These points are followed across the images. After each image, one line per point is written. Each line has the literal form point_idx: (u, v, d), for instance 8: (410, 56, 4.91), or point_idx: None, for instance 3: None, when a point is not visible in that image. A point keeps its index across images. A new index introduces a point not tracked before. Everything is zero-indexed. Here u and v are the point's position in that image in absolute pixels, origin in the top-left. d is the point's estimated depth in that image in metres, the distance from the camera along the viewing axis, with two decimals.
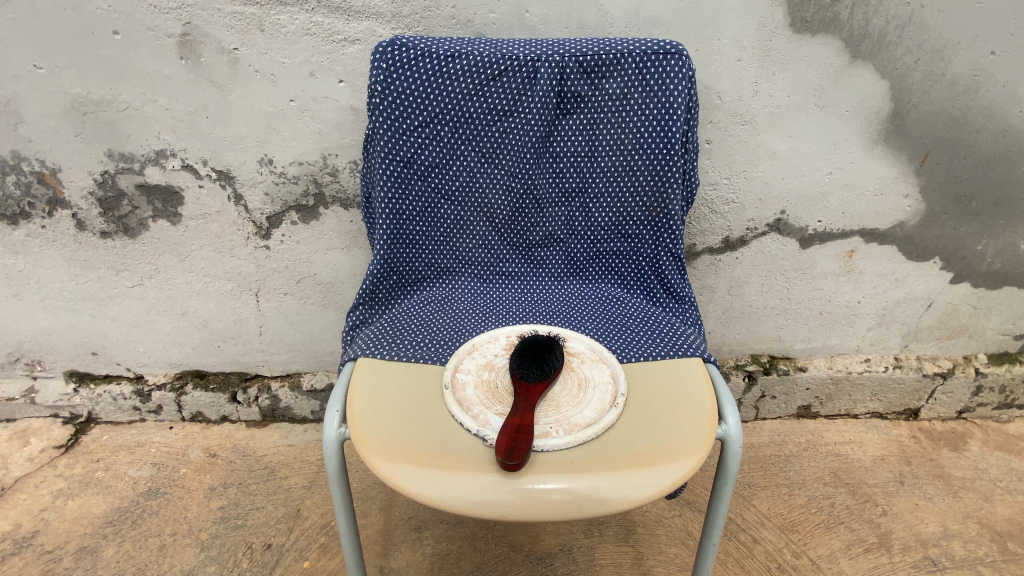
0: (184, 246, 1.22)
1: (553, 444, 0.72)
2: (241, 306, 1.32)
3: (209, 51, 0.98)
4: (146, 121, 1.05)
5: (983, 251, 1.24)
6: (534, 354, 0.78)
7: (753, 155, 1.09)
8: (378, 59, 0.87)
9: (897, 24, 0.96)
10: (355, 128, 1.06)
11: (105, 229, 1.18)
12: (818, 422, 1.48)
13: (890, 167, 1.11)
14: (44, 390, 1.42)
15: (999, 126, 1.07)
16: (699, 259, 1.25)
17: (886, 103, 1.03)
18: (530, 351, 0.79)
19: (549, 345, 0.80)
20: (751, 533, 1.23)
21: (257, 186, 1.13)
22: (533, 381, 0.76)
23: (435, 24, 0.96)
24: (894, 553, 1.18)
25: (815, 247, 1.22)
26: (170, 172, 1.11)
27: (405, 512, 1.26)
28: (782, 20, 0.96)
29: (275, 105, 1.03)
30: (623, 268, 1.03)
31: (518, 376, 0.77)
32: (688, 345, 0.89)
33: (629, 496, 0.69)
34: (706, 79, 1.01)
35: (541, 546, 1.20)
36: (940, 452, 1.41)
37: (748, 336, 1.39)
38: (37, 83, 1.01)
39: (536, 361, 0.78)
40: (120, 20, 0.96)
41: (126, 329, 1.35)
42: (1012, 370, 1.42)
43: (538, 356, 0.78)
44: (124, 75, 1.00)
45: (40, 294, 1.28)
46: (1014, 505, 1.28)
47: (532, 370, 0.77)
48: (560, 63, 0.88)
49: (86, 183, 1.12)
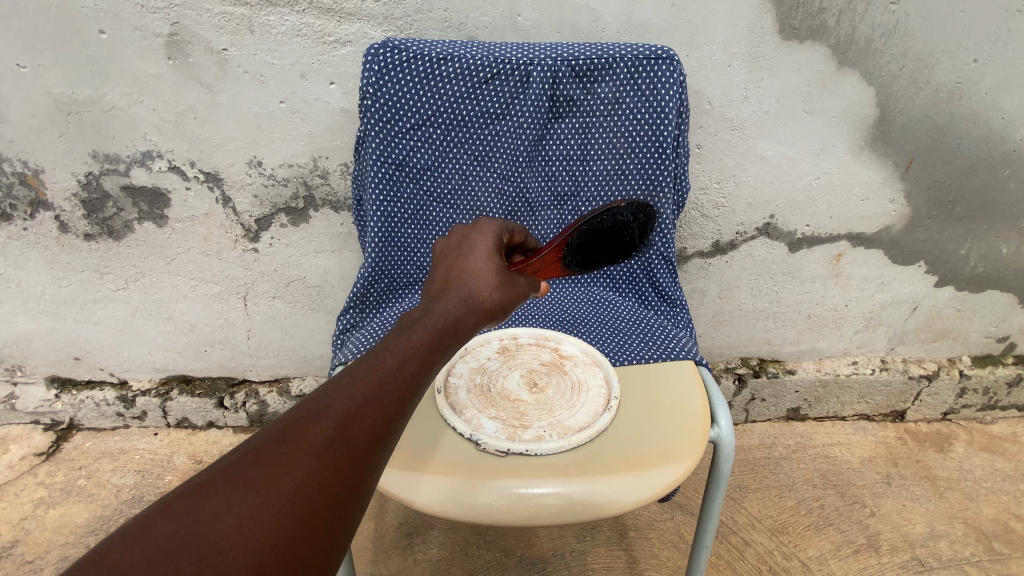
0: (171, 249, 1.20)
1: (547, 447, 0.72)
2: (228, 310, 1.30)
3: (196, 51, 0.97)
4: (132, 121, 1.03)
5: (966, 256, 1.25)
6: (597, 233, 0.72)
7: (742, 160, 1.11)
8: (369, 61, 0.85)
9: (882, 32, 0.97)
10: (347, 130, 1.05)
11: (89, 231, 1.16)
12: (806, 425, 1.50)
13: (876, 172, 1.12)
14: (23, 396, 1.39)
15: (981, 133, 1.07)
16: (690, 263, 1.26)
17: (873, 109, 1.04)
18: (587, 231, 0.71)
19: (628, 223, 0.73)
20: (742, 535, 1.23)
21: (246, 188, 1.12)
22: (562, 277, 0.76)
23: (427, 27, 0.96)
24: (882, 554, 1.19)
25: (804, 251, 1.24)
26: (157, 174, 1.09)
27: (394, 518, 1.25)
28: (771, 27, 0.96)
29: (264, 106, 1.02)
30: (615, 272, 1.05)
31: (558, 243, 0.71)
32: (679, 348, 0.89)
33: (625, 499, 0.68)
34: (696, 84, 1.02)
35: (533, 551, 1.20)
36: (925, 453, 1.43)
37: (738, 339, 1.41)
38: (18, 82, 0.99)
39: (597, 248, 0.73)
40: (106, 19, 0.94)
41: (110, 333, 1.32)
42: (995, 372, 1.44)
43: (612, 244, 0.73)
44: (110, 75, 0.99)
45: (21, 298, 1.25)
46: (999, 505, 1.30)
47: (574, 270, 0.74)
48: (552, 67, 0.88)
49: (69, 185, 1.10)
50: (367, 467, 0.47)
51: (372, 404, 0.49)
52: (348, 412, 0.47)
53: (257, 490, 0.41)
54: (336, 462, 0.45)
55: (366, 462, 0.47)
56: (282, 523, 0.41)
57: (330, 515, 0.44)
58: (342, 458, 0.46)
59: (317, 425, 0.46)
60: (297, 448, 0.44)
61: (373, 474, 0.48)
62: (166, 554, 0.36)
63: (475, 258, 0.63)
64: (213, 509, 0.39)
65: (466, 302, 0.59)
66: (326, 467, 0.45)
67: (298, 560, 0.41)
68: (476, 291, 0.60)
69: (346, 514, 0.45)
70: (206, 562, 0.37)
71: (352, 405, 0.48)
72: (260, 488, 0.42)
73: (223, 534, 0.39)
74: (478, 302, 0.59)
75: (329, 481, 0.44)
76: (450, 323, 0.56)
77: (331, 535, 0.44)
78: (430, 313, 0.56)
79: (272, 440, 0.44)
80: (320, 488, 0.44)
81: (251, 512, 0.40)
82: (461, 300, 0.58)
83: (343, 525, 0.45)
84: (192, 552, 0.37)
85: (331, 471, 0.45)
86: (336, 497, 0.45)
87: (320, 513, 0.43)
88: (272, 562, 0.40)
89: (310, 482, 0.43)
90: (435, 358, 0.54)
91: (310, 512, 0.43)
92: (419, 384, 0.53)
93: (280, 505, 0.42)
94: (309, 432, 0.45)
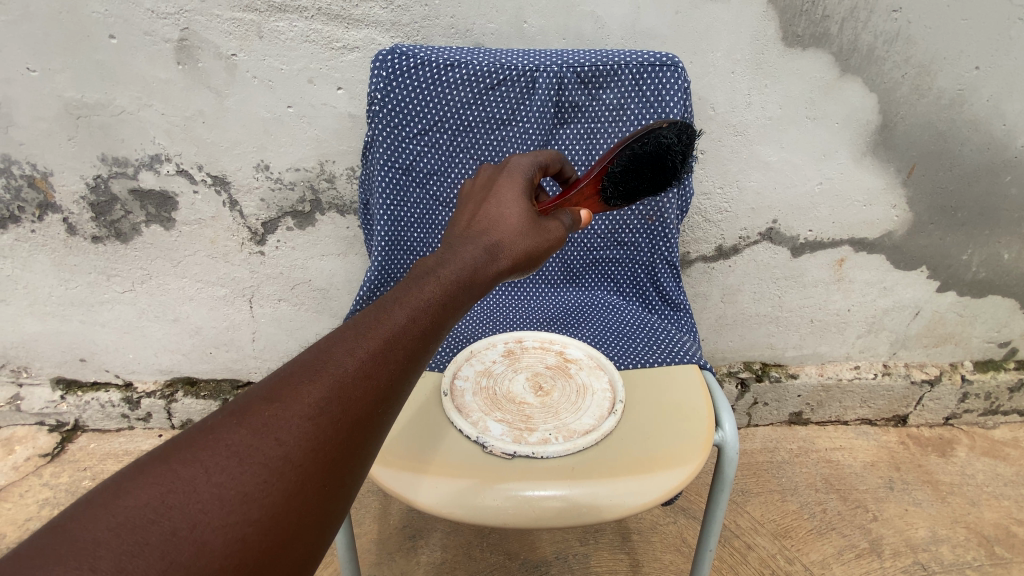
0: (178, 251, 1.21)
1: (552, 451, 0.73)
2: (234, 312, 1.31)
3: (206, 56, 0.98)
4: (141, 126, 1.04)
5: (968, 261, 1.26)
6: (639, 160, 0.70)
7: (745, 166, 1.11)
8: (377, 66, 0.86)
9: (885, 39, 0.98)
10: (354, 135, 1.06)
11: (96, 234, 1.17)
12: (808, 430, 1.50)
13: (878, 178, 1.13)
14: (29, 397, 1.40)
15: (984, 139, 1.08)
16: (693, 267, 1.27)
17: (876, 116, 1.05)
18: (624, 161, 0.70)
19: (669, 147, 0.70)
20: (745, 539, 1.24)
21: (253, 192, 1.13)
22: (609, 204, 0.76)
23: (434, 33, 0.97)
24: (885, 558, 1.19)
25: (806, 255, 1.24)
26: (164, 177, 1.10)
27: (398, 521, 1.26)
28: (774, 35, 0.97)
29: (272, 111, 1.03)
30: (619, 276, 1.05)
31: (597, 173, 0.72)
32: (683, 351, 0.89)
33: (629, 502, 0.68)
34: (700, 90, 1.03)
35: (536, 554, 1.20)
36: (927, 458, 1.43)
37: (740, 343, 1.42)
38: (29, 85, 1.00)
39: (639, 177, 0.71)
40: (116, 24, 0.95)
41: (116, 335, 1.33)
42: (997, 377, 1.45)
43: (656, 170, 0.71)
44: (120, 79, 1.00)
45: (28, 299, 1.26)
46: (1001, 510, 1.30)
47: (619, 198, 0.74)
48: (558, 74, 0.89)
49: (78, 188, 1.11)
50: (365, 436, 0.45)
51: (370, 367, 0.47)
52: (344, 377, 0.45)
53: (241, 457, 0.39)
54: (330, 429, 0.43)
55: (362, 432, 0.45)
56: (268, 493, 0.39)
57: (323, 486, 0.42)
58: (337, 424, 0.44)
59: (311, 389, 0.44)
60: (289, 412, 0.42)
61: (370, 445, 0.46)
62: (136, 525, 0.34)
63: (504, 209, 0.65)
64: (192, 476, 0.37)
65: (490, 250, 0.60)
66: (318, 433, 0.43)
67: (290, 531, 0.40)
68: (501, 239, 0.62)
69: (340, 488, 0.43)
70: (181, 535, 0.35)
71: (349, 369, 0.46)
72: (245, 455, 0.39)
73: (201, 504, 0.36)
74: (501, 250, 0.61)
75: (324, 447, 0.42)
76: (470, 272, 0.57)
77: (322, 509, 0.42)
78: (437, 275, 0.55)
79: (262, 402, 0.42)
80: (311, 457, 0.42)
81: (236, 479, 0.38)
82: (484, 250, 0.60)
83: (336, 500, 0.43)
84: (166, 526, 0.34)
85: (324, 438, 0.43)
86: (331, 463, 0.43)
87: (311, 484, 0.41)
88: (253, 538, 0.37)
89: (300, 449, 0.41)
90: (439, 325, 0.53)
91: (300, 482, 0.41)
92: (421, 349, 0.51)
93: (267, 473, 0.40)
94: (302, 392, 0.43)
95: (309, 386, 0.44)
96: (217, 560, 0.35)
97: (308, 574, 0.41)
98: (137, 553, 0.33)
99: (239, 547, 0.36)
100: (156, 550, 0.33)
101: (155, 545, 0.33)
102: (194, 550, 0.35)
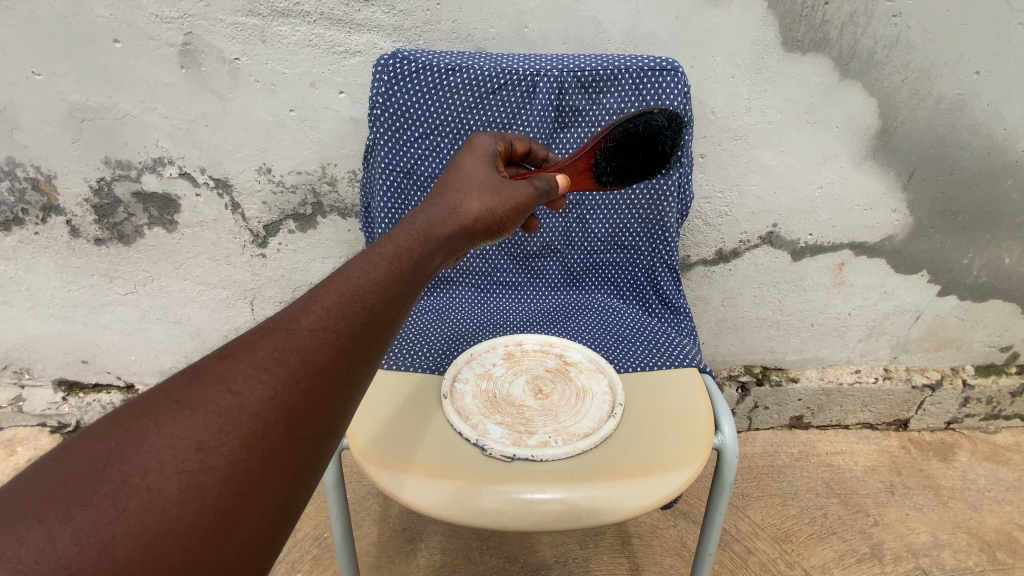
0: (180, 254, 1.21)
1: (552, 454, 0.73)
2: (235, 315, 1.32)
3: (209, 61, 0.98)
4: (144, 129, 1.05)
5: (969, 265, 1.26)
6: (631, 138, 0.72)
7: (745, 169, 1.12)
8: (380, 71, 0.87)
9: (885, 44, 0.98)
10: (356, 138, 1.07)
11: (99, 236, 1.18)
12: (809, 434, 1.50)
13: (879, 182, 1.13)
14: (31, 398, 1.40)
15: (984, 144, 1.08)
16: (694, 270, 1.27)
17: (875, 120, 1.05)
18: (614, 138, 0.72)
19: (660, 126, 0.72)
20: (745, 543, 1.24)
21: (256, 195, 1.13)
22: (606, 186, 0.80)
23: (435, 38, 0.97)
24: (886, 563, 1.19)
25: (807, 259, 1.25)
26: (167, 180, 1.11)
27: (397, 523, 1.26)
28: (774, 39, 0.97)
29: (275, 114, 1.04)
30: (620, 280, 1.06)
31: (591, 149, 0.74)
32: (683, 355, 0.89)
33: (629, 506, 0.68)
34: (700, 94, 1.03)
35: (536, 557, 1.20)
36: (928, 462, 1.43)
37: (741, 347, 1.42)
38: (34, 89, 1.00)
39: (631, 156, 0.74)
40: (120, 28, 0.95)
41: (118, 337, 1.34)
42: (998, 381, 1.44)
43: (648, 151, 0.74)
44: (124, 83, 1.00)
45: (31, 301, 1.26)
46: (1003, 515, 1.29)
47: (612, 176, 0.77)
48: (558, 78, 0.89)
49: (81, 191, 1.12)
50: (328, 387, 0.45)
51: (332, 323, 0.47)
52: (297, 331, 0.45)
53: (193, 409, 0.38)
54: (287, 380, 0.43)
55: (324, 382, 0.45)
56: (225, 441, 0.38)
57: (285, 435, 0.41)
58: (294, 376, 0.43)
59: (264, 344, 0.43)
60: (242, 365, 0.42)
61: (336, 395, 0.45)
62: (83, 477, 0.34)
63: (462, 168, 0.70)
64: (142, 429, 0.36)
65: (449, 210, 0.63)
66: (275, 385, 0.42)
67: (253, 481, 0.39)
68: (458, 200, 0.64)
69: (307, 438, 0.42)
70: (131, 481, 0.34)
71: (303, 323, 0.45)
72: (197, 406, 0.39)
73: (150, 453, 0.36)
74: (460, 209, 0.63)
75: (285, 400, 0.42)
76: (426, 229, 0.59)
77: (287, 459, 0.41)
78: (392, 241, 0.56)
79: (213, 360, 0.42)
80: (269, 407, 0.41)
81: (190, 428, 0.37)
82: (443, 211, 0.62)
83: (304, 449, 0.42)
84: (115, 475, 0.34)
85: (281, 389, 0.42)
86: (293, 414, 0.42)
87: (273, 433, 0.41)
88: (213, 484, 0.37)
89: (255, 400, 0.41)
90: (397, 283, 0.53)
91: (259, 431, 0.40)
92: (385, 307, 0.51)
93: (222, 422, 0.39)
94: (257, 349, 0.43)
95: (263, 342, 0.43)
96: (172, 506, 0.35)
97: (279, 522, 0.40)
98: (84, 502, 0.33)
99: (196, 494, 0.36)
100: (105, 498, 0.33)
101: (104, 494, 0.33)
102: (147, 498, 0.34)
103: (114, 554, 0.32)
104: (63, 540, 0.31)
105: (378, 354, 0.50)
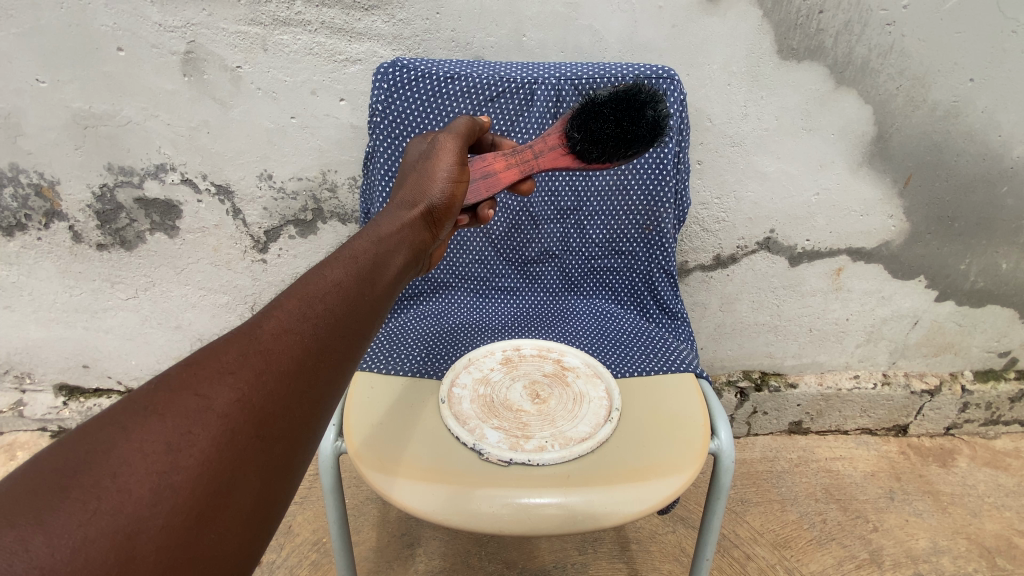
0: (181, 259, 1.22)
1: (549, 458, 0.73)
2: (236, 319, 1.33)
3: (211, 69, 0.99)
4: (146, 136, 1.06)
5: (966, 270, 1.26)
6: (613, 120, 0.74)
7: (742, 176, 1.13)
8: (379, 79, 0.89)
9: (879, 52, 0.99)
10: (356, 144, 1.08)
11: (102, 241, 1.19)
12: (808, 439, 1.50)
13: (875, 188, 1.13)
14: (32, 403, 1.41)
15: (979, 150, 1.09)
16: (691, 276, 1.28)
17: (871, 127, 1.06)
18: (588, 104, 0.75)
19: (642, 100, 0.75)
20: (744, 549, 1.24)
21: (256, 201, 1.14)
22: (592, 164, 0.76)
23: (434, 46, 0.99)
24: (885, 569, 1.19)
25: (804, 265, 1.25)
26: (169, 186, 1.12)
27: (395, 528, 1.26)
28: (770, 47, 0.98)
29: (276, 121, 1.05)
30: (618, 286, 1.06)
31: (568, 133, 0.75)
32: (681, 360, 0.89)
33: (625, 510, 0.68)
34: (697, 102, 1.04)
35: (534, 562, 1.20)
36: (928, 468, 1.43)
37: (739, 352, 1.42)
38: (38, 96, 1.02)
39: (606, 120, 0.74)
40: (124, 37, 0.96)
41: (119, 341, 1.35)
42: (998, 387, 1.44)
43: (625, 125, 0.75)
44: (126, 90, 1.01)
45: (33, 306, 1.27)
46: (1003, 521, 1.29)
47: (594, 148, 0.75)
48: (556, 86, 0.90)
49: (84, 197, 1.13)
50: (296, 387, 0.45)
51: (298, 328, 0.47)
52: (260, 335, 0.45)
53: (161, 413, 0.39)
54: (254, 381, 0.43)
55: (294, 383, 0.45)
56: (194, 443, 0.39)
57: (257, 435, 0.42)
58: (260, 376, 0.43)
59: (227, 348, 0.44)
60: (207, 369, 0.42)
61: (306, 397, 0.46)
62: (53, 483, 0.34)
63: (407, 159, 0.77)
64: (110, 437, 0.37)
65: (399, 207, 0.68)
66: (243, 388, 0.42)
67: (227, 483, 0.39)
68: (401, 196, 0.69)
69: (279, 438, 0.43)
70: (104, 484, 0.35)
71: (267, 326, 0.46)
72: (164, 410, 0.39)
73: (120, 457, 0.36)
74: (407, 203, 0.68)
75: (255, 404, 0.42)
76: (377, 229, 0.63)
77: (259, 458, 0.42)
78: (350, 247, 0.58)
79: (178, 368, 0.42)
80: (236, 408, 0.41)
81: (157, 431, 0.38)
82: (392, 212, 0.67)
83: (278, 449, 0.43)
84: (85, 480, 0.35)
85: (248, 390, 0.42)
86: (264, 417, 0.42)
87: (244, 433, 0.41)
88: (184, 485, 0.37)
89: (223, 402, 0.41)
90: (356, 285, 0.54)
91: (229, 431, 0.40)
92: (349, 311, 0.52)
93: (190, 424, 0.39)
94: (222, 354, 0.43)
95: (229, 348, 0.44)
96: (144, 507, 0.35)
97: (256, 525, 0.41)
98: (55, 507, 0.33)
99: (169, 494, 0.36)
100: (75, 502, 0.34)
101: (75, 498, 0.34)
102: (118, 500, 0.35)
103: (88, 554, 0.33)
104: (35, 545, 0.32)
105: (348, 355, 0.50)
